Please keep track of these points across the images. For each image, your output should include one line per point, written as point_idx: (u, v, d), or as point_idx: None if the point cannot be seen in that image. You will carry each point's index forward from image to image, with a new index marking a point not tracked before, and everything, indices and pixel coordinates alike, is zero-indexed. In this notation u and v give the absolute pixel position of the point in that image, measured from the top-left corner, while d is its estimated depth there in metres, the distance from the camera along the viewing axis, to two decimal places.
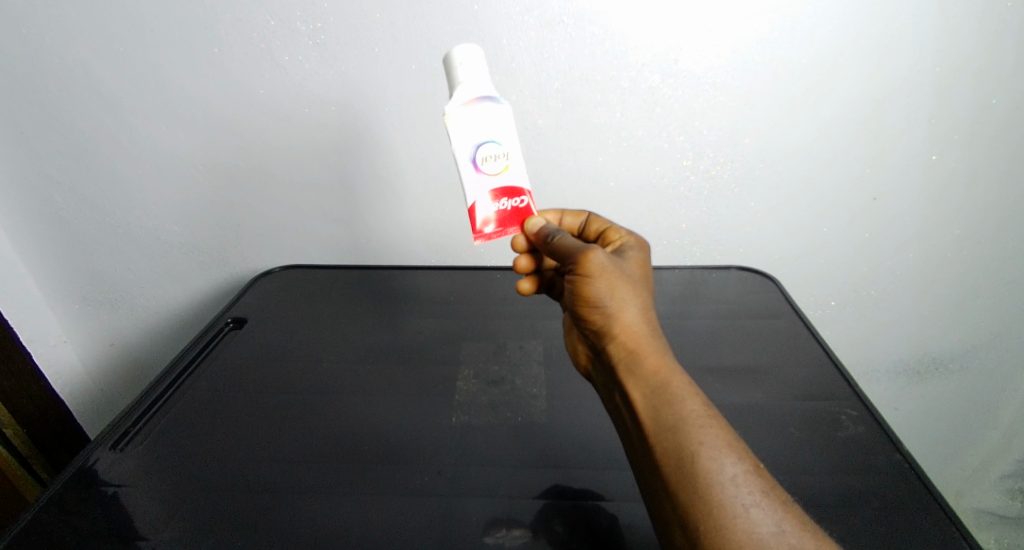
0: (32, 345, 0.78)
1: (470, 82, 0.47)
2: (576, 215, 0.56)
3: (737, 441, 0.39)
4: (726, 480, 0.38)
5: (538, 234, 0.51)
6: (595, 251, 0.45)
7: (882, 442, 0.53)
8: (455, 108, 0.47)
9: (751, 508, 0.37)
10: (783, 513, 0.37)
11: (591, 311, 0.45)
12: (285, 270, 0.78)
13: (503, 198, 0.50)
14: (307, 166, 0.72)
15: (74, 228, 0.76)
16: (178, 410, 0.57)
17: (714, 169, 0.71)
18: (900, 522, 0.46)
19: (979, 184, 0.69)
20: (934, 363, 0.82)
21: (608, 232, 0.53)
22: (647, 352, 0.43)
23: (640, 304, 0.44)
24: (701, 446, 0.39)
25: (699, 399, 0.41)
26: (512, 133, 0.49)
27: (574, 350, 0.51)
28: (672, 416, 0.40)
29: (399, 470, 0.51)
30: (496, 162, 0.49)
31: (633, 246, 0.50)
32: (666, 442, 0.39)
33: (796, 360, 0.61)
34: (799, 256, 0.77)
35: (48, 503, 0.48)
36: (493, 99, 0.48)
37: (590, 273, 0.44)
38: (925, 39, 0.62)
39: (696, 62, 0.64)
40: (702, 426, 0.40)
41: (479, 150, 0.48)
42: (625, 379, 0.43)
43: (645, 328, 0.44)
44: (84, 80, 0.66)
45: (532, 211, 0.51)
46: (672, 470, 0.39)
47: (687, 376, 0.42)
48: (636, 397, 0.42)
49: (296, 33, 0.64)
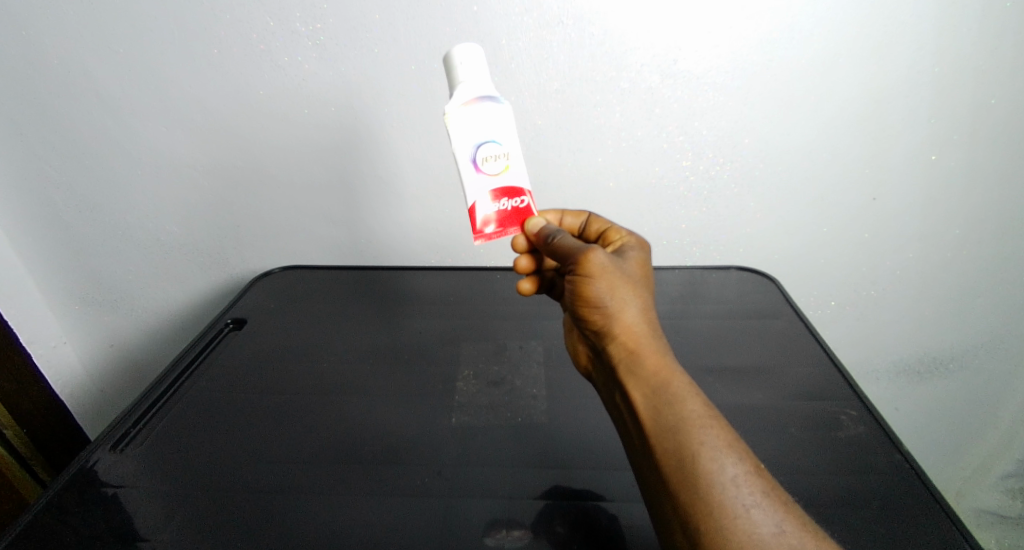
0: (32, 346, 0.78)
1: (470, 82, 0.47)
2: (577, 215, 0.56)
3: (737, 441, 0.39)
4: (726, 480, 0.38)
5: (538, 234, 0.51)
6: (596, 251, 0.45)
7: (882, 442, 0.53)
8: (455, 108, 0.47)
9: (751, 509, 0.37)
10: (783, 514, 0.37)
11: (591, 311, 0.45)
12: (285, 271, 0.78)
13: (503, 199, 0.50)
14: (306, 167, 0.72)
15: (74, 229, 0.76)
16: (179, 411, 0.57)
17: (714, 170, 0.71)
18: (900, 522, 0.46)
19: (979, 184, 0.69)
20: (934, 362, 0.82)
21: (608, 232, 0.53)
22: (648, 352, 0.43)
23: (640, 304, 0.44)
24: (701, 447, 0.39)
25: (700, 399, 0.41)
26: (512, 133, 0.49)
27: (574, 351, 0.51)
28: (672, 416, 0.40)
29: (399, 471, 0.51)
30: (497, 162, 0.49)
31: (633, 246, 0.50)
32: (667, 442, 0.39)
33: (796, 360, 0.61)
34: (799, 256, 0.77)
35: (48, 504, 0.48)
36: (493, 99, 0.48)
37: (590, 274, 0.44)
38: (924, 40, 0.62)
39: (695, 62, 0.64)
40: (703, 427, 0.39)
41: (479, 150, 0.48)
42: (625, 379, 0.43)
43: (645, 329, 0.44)
44: (83, 81, 0.66)
45: (532, 212, 0.51)
46: (672, 470, 0.39)
47: (688, 376, 0.42)
48: (636, 398, 0.42)
49: (295, 34, 0.64)
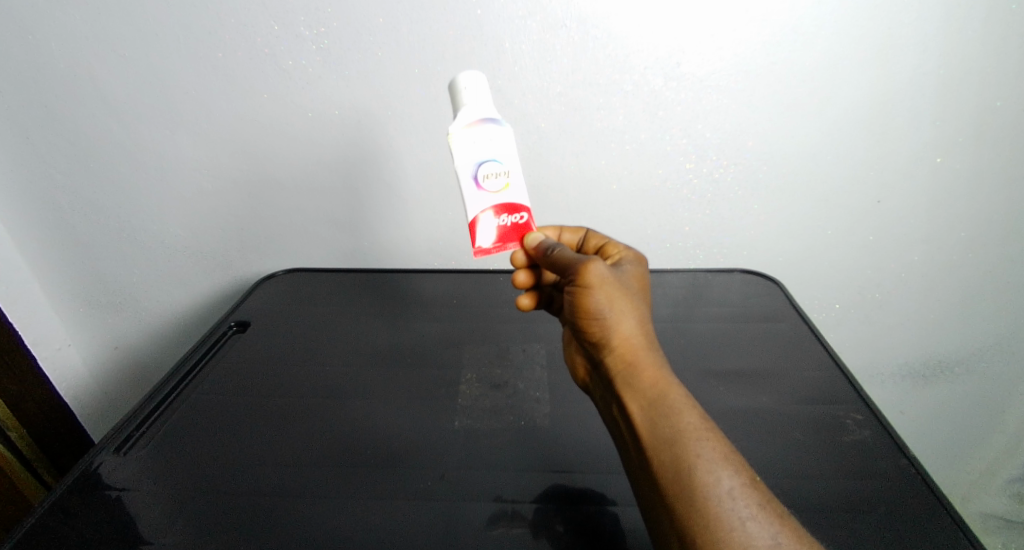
0: (36, 348, 0.79)
1: (472, 105, 0.48)
2: (575, 231, 0.56)
3: (733, 454, 0.39)
4: (723, 493, 0.38)
5: (538, 248, 0.50)
6: (594, 262, 0.45)
7: (886, 447, 0.52)
8: (458, 129, 0.48)
9: (748, 522, 0.37)
10: (780, 527, 0.37)
11: (589, 322, 0.44)
12: (288, 274, 0.78)
13: (504, 215, 0.50)
14: (310, 170, 0.72)
15: (78, 231, 0.76)
16: (180, 415, 0.57)
17: (717, 173, 0.71)
18: (905, 529, 0.46)
19: (986, 185, 0.69)
20: (940, 366, 0.82)
21: (607, 246, 0.53)
22: (644, 365, 0.42)
23: (637, 317, 0.44)
24: (698, 459, 0.39)
25: (696, 412, 0.41)
26: (513, 153, 0.49)
27: (573, 362, 0.51)
28: (669, 429, 0.40)
29: (401, 475, 0.51)
30: (498, 179, 0.49)
31: (630, 260, 0.50)
32: (664, 455, 0.39)
33: (800, 364, 0.61)
34: (803, 258, 0.76)
35: (50, 507, 0.48)
36: (494, 120, 0.48)
37: (589, 285, 0.44)
38: (929, 42, 0.62)
39: (698, 65, 0.64)
40: (699, 439, 0.39)
41: (479, 168, 0.49)
42: (622, 391, 0.43)
43: (643, 342, 0.43)
44: (88, 85, 0.67)
45: (532, 227, 0.51)
46: (669, 483, 0.39)
47: (684, 389, 0.42)
48: (633, 410, 0.42)
49: (298, 38, 0.64)
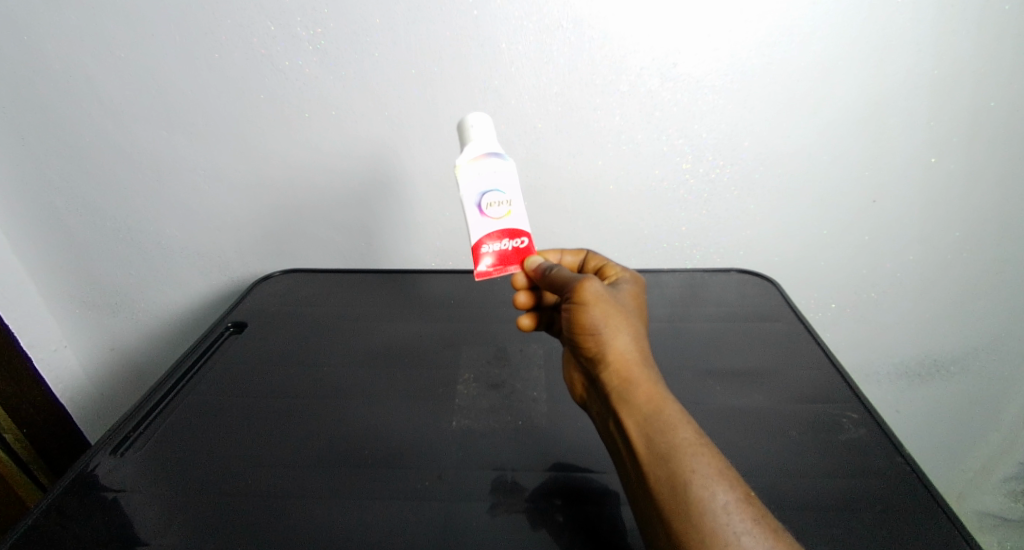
0: (32, 349, 0.79)
1: (478, 140, 0.49)
2: (576, 252, 0.56)
3: (728, 468, 0.40)
4: (718, 508, 0.38)
5: (536, 272, 0.51)
6: (590, 280, 0.45)
7: (882, 445, 0.53)
8: (464, 162, 0.48)
9: (742, 536, 0.37)
10: (774, 540, 0.37)
11: (586, 339, 0.44)
12: (285, 275, 0.78)
13: (505, 239, 0.50)
14: (307, 170, 0.72)
15: (74, 233, 0.76)
16: (177, 417, 0.56)
17: (714, 173, 0.71)
18: (901, 526, 0.46)
19: (981, 185, 0.69)
20: (935, 364, 0.82)
21: (605, 267, 0.53)
22: (640, 381, 0.43)
23: (632, 333, 0.44)
24: (693, 474, 0.39)
25: (690, 427, 0.41)
26: (516, 183, 0.49)
27: (570, 378, 0.52)
28: (665, 445, 0.40)
29: (400, 475, 0.51)
30: (500, 208, 0.49)
31: (628, 280, 0.50)
32: (660, 470, 0.40)
33: (797, 364, 0.61)
34: (799, 258, 0.77)
35: (48, 508, 0.48)
36: (499, 155, 0.49)
37: (584, 302, 0.44)
38: (923, 43, 0.62)
39: (694, 66, 0.64)
40: (693, 454, 0.40)
41: (483, 197, 0.49)
42: (619, 407, 0.43)
43: (639, 357, 0.44)
44: (84, 86, 0.67)
45: (532, 250, 0.52)
46: (665, 498, 0.39)
47: (680, 404, 0.42)
48: (628, 426, 0.42)
49: (295, 39, 0.64)
